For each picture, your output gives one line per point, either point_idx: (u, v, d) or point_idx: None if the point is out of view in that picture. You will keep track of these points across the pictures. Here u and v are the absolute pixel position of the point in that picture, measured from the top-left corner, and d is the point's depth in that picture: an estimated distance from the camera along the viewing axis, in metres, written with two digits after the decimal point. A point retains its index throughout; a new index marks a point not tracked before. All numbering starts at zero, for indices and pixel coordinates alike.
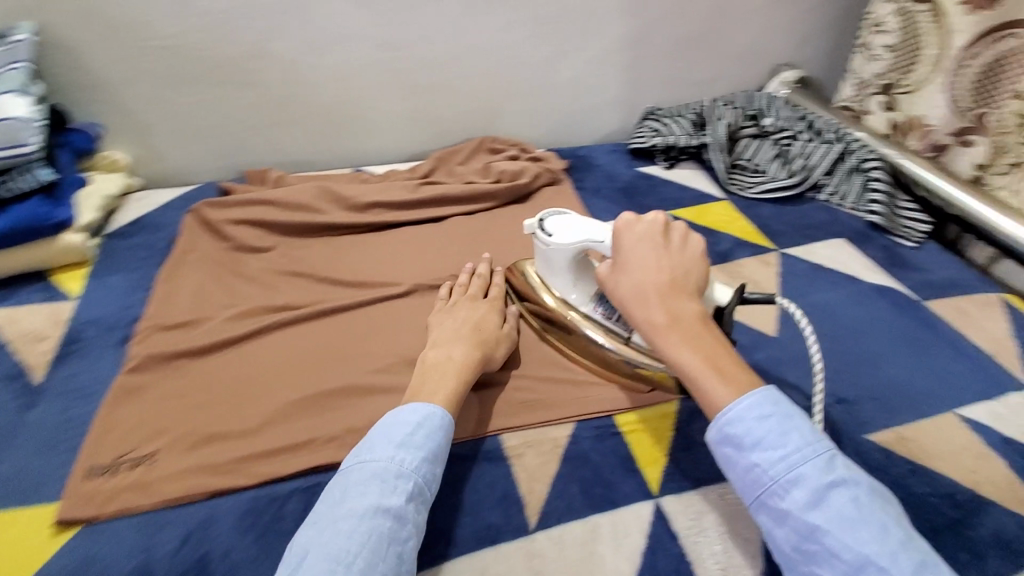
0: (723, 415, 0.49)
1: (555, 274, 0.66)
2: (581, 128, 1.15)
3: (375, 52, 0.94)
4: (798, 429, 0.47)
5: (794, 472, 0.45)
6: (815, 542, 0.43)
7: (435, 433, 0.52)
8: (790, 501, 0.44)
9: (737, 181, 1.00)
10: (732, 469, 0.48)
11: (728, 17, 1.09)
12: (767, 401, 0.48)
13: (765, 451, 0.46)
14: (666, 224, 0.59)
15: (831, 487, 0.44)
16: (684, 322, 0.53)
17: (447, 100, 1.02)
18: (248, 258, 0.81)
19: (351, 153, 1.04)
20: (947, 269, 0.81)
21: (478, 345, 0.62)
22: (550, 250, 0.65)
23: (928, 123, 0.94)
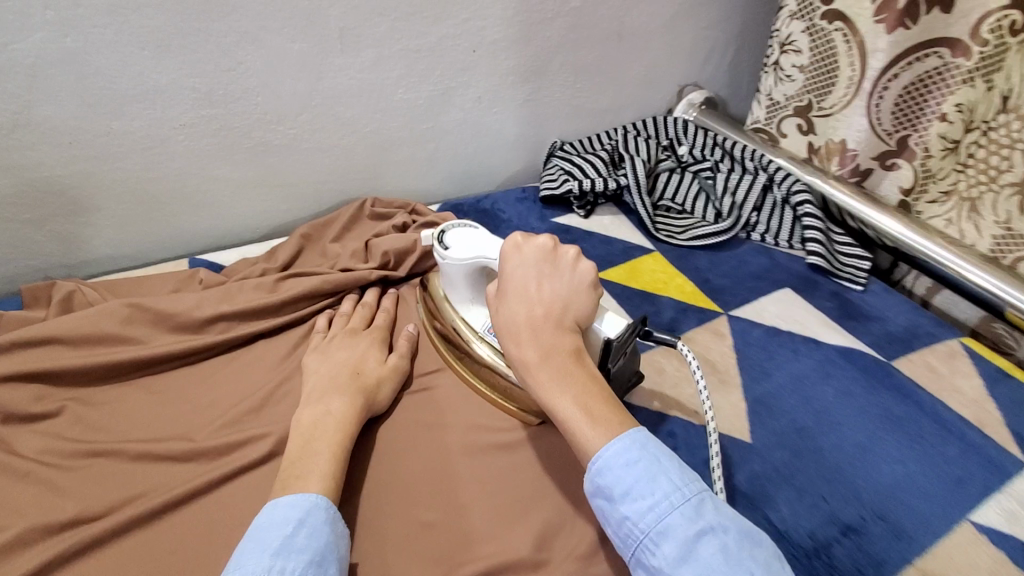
0: (592, 464, 0.43)
1: (455, 290, 0.63)
2: (480, 174, 0.97)
3: (197, 111, 0.71)
4: (670, 474, 0.42)
5: (663, 525, 0.39)
6: None
7: (319, 528, 0.42)
8: (659, 558, 0.39)
9: (664, 226, 0.87)
10: (608, 525, 0.43)
11: (628, 39, 0.97)
12: (638, 443, 0.42)
13: (634, 502, 0.40)
14: (558, 248, 0.53)
15: (701, 538, 0.39)
16: (554, 360, 0.47)
17: (308, 160, 0.81)
18: (17, 434, 0.55)
19: (187, 237, 0.80)
20: (902, 316, 0.73)
21: (363, 391, 0.57)
22: (446, 265, 0.61)
23: (848, 146, 0.87)
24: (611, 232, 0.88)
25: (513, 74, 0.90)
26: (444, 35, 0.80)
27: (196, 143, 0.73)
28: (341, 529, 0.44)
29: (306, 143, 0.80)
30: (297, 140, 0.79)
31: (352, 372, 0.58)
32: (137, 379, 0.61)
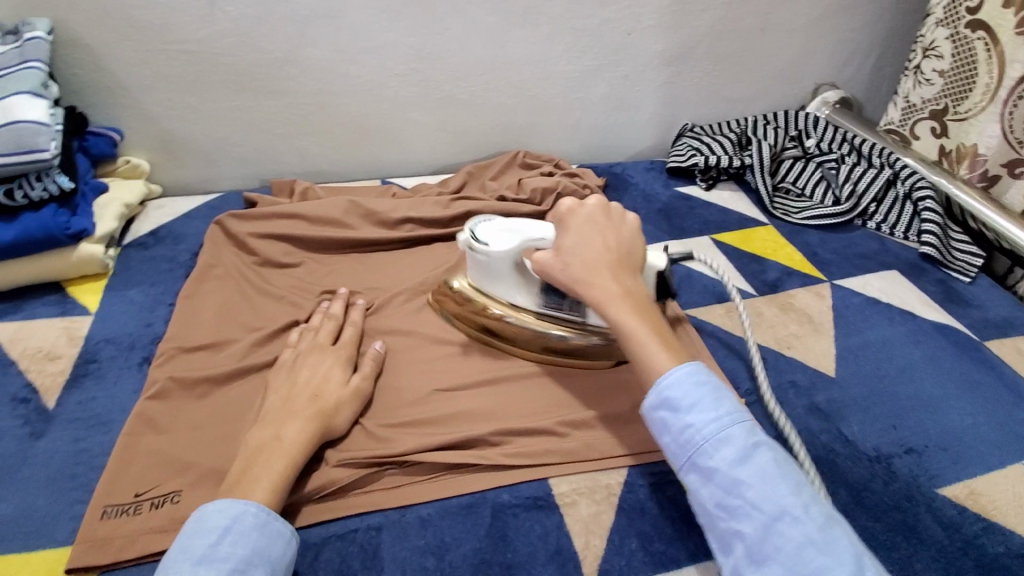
0: (662, 380, 0.50)
1: (495, 280, 0.65)
2: (614, 144, 1.10)
3: (407, 64, 0.90)
4: (727, 399, 0.49)
5: (724, 434, 0.47)
6: (736, 497, 0.45)
7: (246, 534, 0.45)
8: (718, 459, 0.46)
9: (780, 206, 0.96)
10: (665, 433, 0.49)
11: (770, 36, 1.06)
12: (701, 371, 0.50)
13: (700, 412, 0.48)
14: (606, 206, 0.62)
15: (757, 450, 0.46)
16: (633, 297, 0.56)
17: (480, 113, 0.99)
18: (274, 274, 0.77)
19: (379, 166, 1.00)
20: (1005, 307, 0.77)
21: (319, 417, 0.55)
22: (491, 259, 0.64)
23: (979, 151, 0.89)
24: (730, 204, 0.98)
25: (658, 58, 1.02)
26: (606, 19, 0.95)
27: (401, 90, 0.93)
28: (277, 527, 0.47)
29: (481, 98, 0.97)
30: (474, 96, 0.97)
31: (311, 395, 0.56)
32: (349, 253, 0.81)
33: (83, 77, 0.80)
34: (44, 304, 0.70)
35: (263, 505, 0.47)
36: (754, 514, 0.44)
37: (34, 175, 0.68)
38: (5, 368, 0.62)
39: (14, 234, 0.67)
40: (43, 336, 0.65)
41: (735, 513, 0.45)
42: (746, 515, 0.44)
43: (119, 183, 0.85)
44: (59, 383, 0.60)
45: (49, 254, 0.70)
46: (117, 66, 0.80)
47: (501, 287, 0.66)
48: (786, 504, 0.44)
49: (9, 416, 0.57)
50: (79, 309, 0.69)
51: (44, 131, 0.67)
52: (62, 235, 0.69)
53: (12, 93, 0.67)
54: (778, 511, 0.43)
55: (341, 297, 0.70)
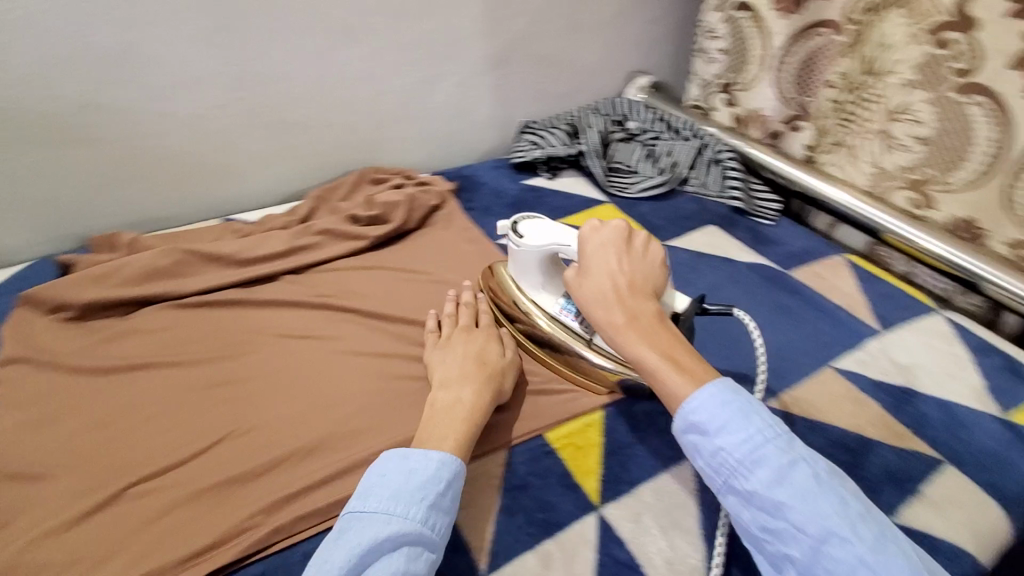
0: (684, 407, 0.49)
1: (526, 274, 0.66)
2: (460, 150, 1.15)
3: (228, 93, 0.87)
4: (760, 417, 0.48)
5: (757, 455, 0.46)
6: (781, 519, 0.44)
7: (432, 482, 0.48)
8: (754, 481, 0.46)
9: (614, 183, 1.05)
10: (698, 457, 0.49)
11: (582, 34, 1.16)
12: (727, 390, 0.49)
13: (730, 436, 0.47)
14: (630, 231, 0.60)
15: (792, 467, 0.45)
16: (641, 322, 0.54)
17: (317, 136, 0.98)
18: (104, 337, 0.69)
19: (219, 204, 0.95)
20: (800, 241, 0.92)
21: (493, 380, 0.59)
22: (521, 252, 0.65)
23: (763, 113, 1.07)
24: (571, 189, 1.05)
25: (486, 62, 1.07)
26: (427, 29, 0.98)
27: (226, 121, 0.89)
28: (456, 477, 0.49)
29: (315, 120, 0.96)
30: (308, 119, 0.95)
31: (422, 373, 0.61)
32: (216, 298, 0.75)
33: None
34: None
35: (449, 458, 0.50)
36: (802, 536, 0.43)
37: None
38: None
39: None
40: None
41: (781, 536, 0.44)
42: (792, 538, 0.44)
43: None
44: None
45: None
46: None
47: (522, 280, 0.68)
48: (829, 524, 0.43)
49: None
50: None
51: None
52: None
53: None
54: (824, 532, 0.43)
55: (466, 286, 0.72)
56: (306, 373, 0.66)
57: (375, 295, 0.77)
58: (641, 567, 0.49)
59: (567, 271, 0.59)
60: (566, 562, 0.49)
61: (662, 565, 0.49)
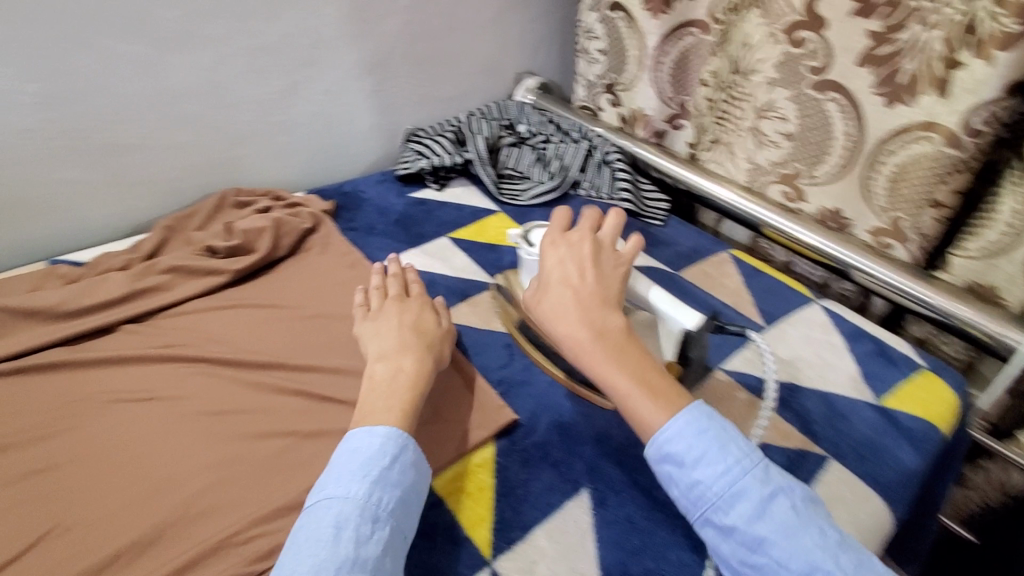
0: (659, 437, 0.48)
1: (538, 281, 0.67)
2: (341, 163, 1.06)
3: (37, 115, 0.74)
4: (735, 444, 0.47)
5: (735, 487, 0.45)
6: (762, 553, 0.43)
7: (407, 464, 0.48)
8: (734, 515, 0.45)
9: (504, 191, 1.01)
10: (674, 488, 0.48)
11: (462, 35, 1.11)
12: (703, 417, 0.48)
13: (707, 467, 0.46)
14: (591, 236, 0.58)
15: (775, 497, 0.45)
16: (610, 336, 0.51)
17: (164, 159, 0.86)
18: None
19: (44, 242, 0.82)
20: (690, 240, 0.93)
21: (427, 350, 0.59)
22: (532, 261, 0.66)
23: (646, 113, 1.07)
24: (460, 200, 1.00)
25: (358, 67, 0.99)
26: (282, 33, 0.88)
27: (39, 147, 0.76)
28: (422, 463, 0.51)
29: (158, 138, 0.84)
30: (145, 138, 0.83)
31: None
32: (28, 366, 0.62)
33: None
34: None
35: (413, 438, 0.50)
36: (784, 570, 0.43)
37: None
38: None
39: None
40: None
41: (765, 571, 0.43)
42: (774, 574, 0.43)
43: None
44: None
45: None
46: None
47: (532, 286, 0.70)
48: (812, 557, 0.42)
49: None
50: None
51: None
52: None
53: None
54: (808, 567, 0.42)
55: (394, 261, 0.72)
56: (141, 449, 0.56)
57: (237, 340, 0.68)
58: None
59: (530, 289, 0.56)
60: None
61: None
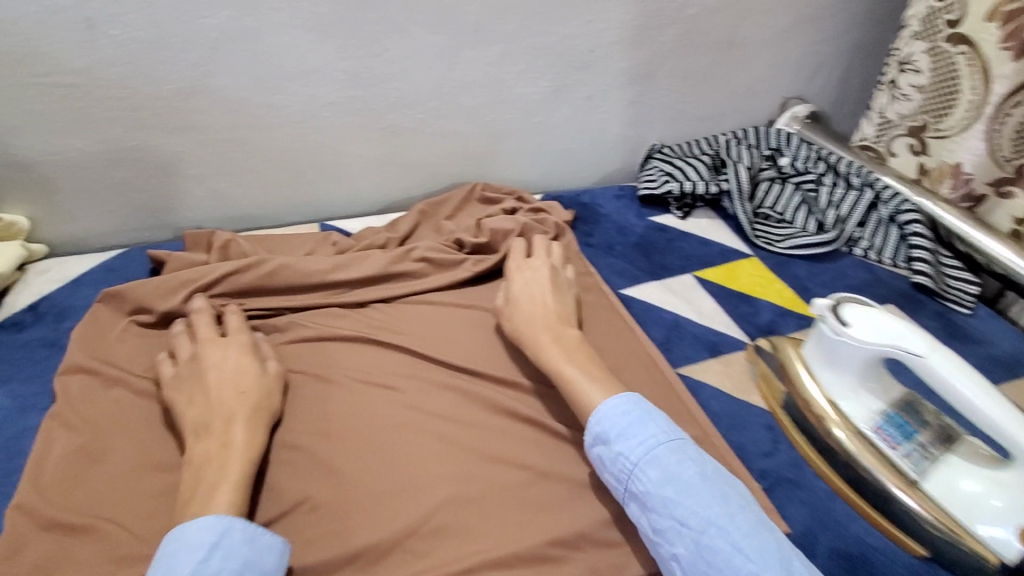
0: (593, 417, 0.51)
1: (839, 366, 0.55)
2: (579, 171, 1.02)
3: (342, 91, 0.78)
4: (658, 424, 0.49)
5: (650, 456, 0.47)
6: (666, 518, 0.44)
7: (235, 550, 0.41)
8: (646, 482, 0.46)
9: (761, 233, 0.88)
10: (603, 469, 0.49)
11: (739, 51, 0.99)
12: (632, 401, 0.50)
13: (627, 441, 0.48)
14: (531, 261, 0.69)
15: (682, 468, 0.46)
16: (564, 346, 0.58)
17: (428, 144, 0.88)
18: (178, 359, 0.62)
19: (315, 205, 0.88)
20: (1011, 343, 0.73)
21: (561, 324, 0.61)
22: (841, 342, 0.54)
23: (961, 168, 0.87)
24: (707, 234, 0.89)
25: (624, 75, 0.93)
26: (565, 34, 0.85)
27: (335, 117, 0.80)
28: (268, 542, 0.43)
29: (430, 126, 0.86)
30: (420, 123, 0.85)
31: (239, 393, 0.53)
32: (300, 325, 0.66)
33: None
34: None
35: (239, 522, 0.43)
36: (684, 533, 0.43)
37: None
38: None
39: None
40: None
41: (668, 536, 0.44)
42: (676, 536, 0.43)
43: None
44: None
45: None
46: None
47: (824, 368, 0.57)
48: (710, 517, 0.43)
49: None
50: None
51: None
52: None
53: None
54: (704, 525, 0.42)
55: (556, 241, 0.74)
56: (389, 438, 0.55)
57: (479, 344, 0.66)
58: None
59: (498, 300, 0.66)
60: None
61: None
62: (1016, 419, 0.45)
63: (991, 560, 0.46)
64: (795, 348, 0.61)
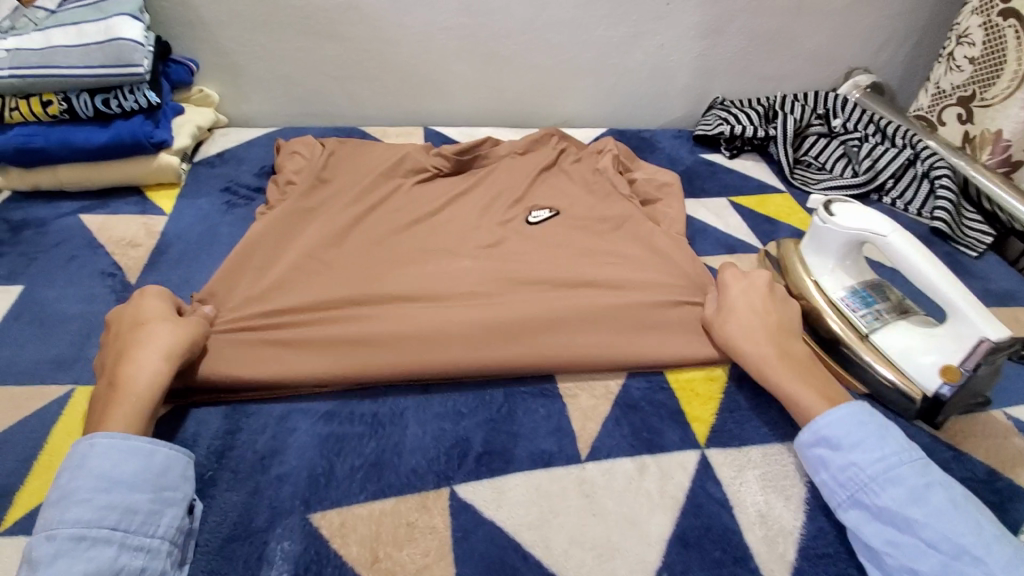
0: (814, 423, 0.53)
1: (822, 250, 0.68)
2: (644, 114, 1.16)
3: (456, 18, 0.97)
4: (894, 440, 0.51)
5: (890, 473, 0.49)
6: (909, 533, 0.46)
7: (121, 466, 0.45)
8: (885, 497, 0.48)
9: (798, 176, 1.00)
10: (823, 471, 0.51)
11: (806, 16, 1.09)
12: (864, 411, 0.53)
13: (864, 453, 0.50)
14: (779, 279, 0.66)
15: (927, 488, 0.48)
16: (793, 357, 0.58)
17: (519, 73, 1.06)
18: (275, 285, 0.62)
19: (423, 114, 1.08)
20: (1010, 281, 0.84)
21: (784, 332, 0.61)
22: (826, 229, 0.67)
23: (1001, 135, 0.95)
24: (750, 171, 1.02)
25: (695, 29, 1.07)
26: None
27: (450, 41, 1.00)
28: (151, 455, 0.47)
29: (523, 57, 1.04)
30: (515, 53, 1.03)
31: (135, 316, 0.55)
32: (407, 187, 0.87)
33: (169, 10, 0.90)
34: (126, 203, 0.79)
35: (107, 439, 0.46)
36: (932, 551, 0.45)
37: (127, 89, 0.77)
38: (94, 250, 0.71)
39: (110, 138, 0.76)
40: (121, 227, 0.76)
41: (909, 551, 0.45)
42: (923, 553, 0.45)
43: (193, 109, 0.94)
44: (138, 264, 0.70)
45: (137, 159, 0.80)
46: (199, 2, 0.90)
47: (813, 255, 0.70)
48: (962, 541, 0.44)
49: (99, 286, 0.67)
50: (156, 210, 0.79)
51: (139, 49, 0.75)
52: (148, 142, 0.78)
53: (115, 14, 0.76)
54: (956, 549, 0.44)
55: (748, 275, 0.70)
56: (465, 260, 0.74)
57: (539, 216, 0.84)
58: (733, 508, 0.51)
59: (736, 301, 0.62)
60: (661, 477, 0.53)
61: (755, 514, 0.51)
62: (947, 281, 0.59)
63: (916, 398, 0.60)
64: (793, 246, 0.74)
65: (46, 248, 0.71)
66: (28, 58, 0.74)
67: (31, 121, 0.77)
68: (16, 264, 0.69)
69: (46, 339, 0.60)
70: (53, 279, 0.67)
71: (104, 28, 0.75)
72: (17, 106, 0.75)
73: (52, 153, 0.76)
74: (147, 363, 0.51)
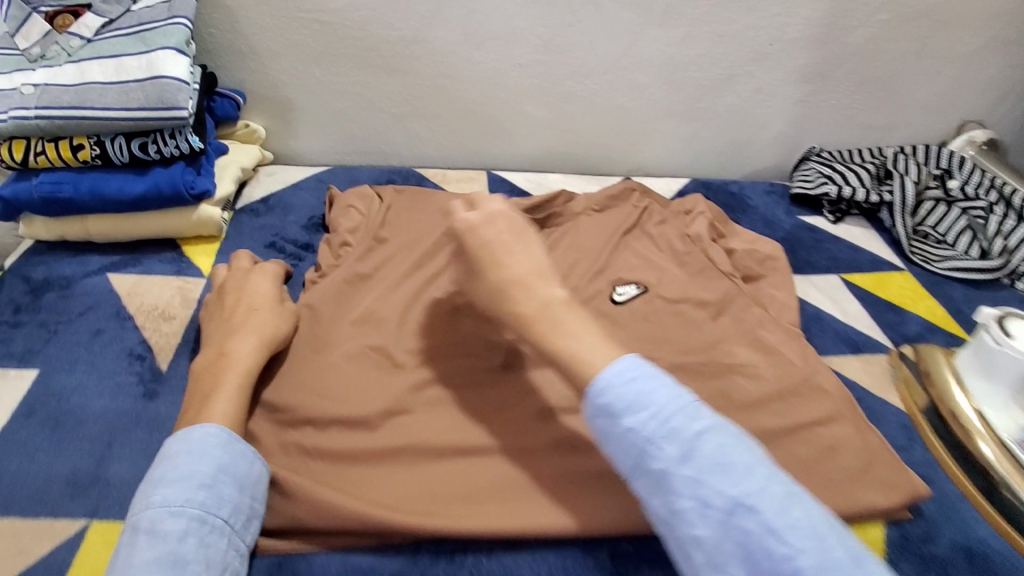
0: (597, 386, 0.44)
1: (993, 376, 0.60)
2: (730, 163, 1.04)
3: (533, 54, 0.86)
4: (663, 388, 0.43)
5: (667, 427, 0.41)
6: (695, 497, 0.39)
7: (217, 458, 0.45)
8: (663, 461, 0.40)
9: (917, 251, 0.87)
10: (609, 443, 0.43)
11: (926, 62, 0.96)
12: (632, 364, 0.44)
13: (636, 415, 0.41)
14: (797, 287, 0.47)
15: (731, 445, 0.40)
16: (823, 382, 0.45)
17: (595, 116, 0.95)
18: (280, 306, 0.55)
19: (485, 156, 0.98)
20: None
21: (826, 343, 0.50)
22: (1004, 352, 0.59)
23: None
24: (859, 241, 0.89)
25: (799, 73, 0.94)
26: (750, 25, 0.87)
27: (523, 79, 0.89)
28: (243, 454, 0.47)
29: (602, 98, 0.93)
30: (594, 93, 0.92)
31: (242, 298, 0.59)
32: None
33: (218, 37, 0.80)
34: (161, 261, 0.70)
35: (216, 429, 0.46)
36: (726, 512, 0.38)
37: (168, 131, 0.68)
38: (122, 323, 0.62)
39: (146, 189, 0.67)
40: (155, 293, 0.66)
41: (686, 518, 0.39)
42: (715, 516, 0.39)
43: (238, 146, 0.85)
44: (171, 344, 0.60)
45: (175, 211, 0.70)
46: (252, 29, 0.80)
47: (976, 377, 0.61)
48: (741, 494, 0.38)
49: (126, 373, 0.57)
50: (193, 270, 0.69)
51: (183, 89, 0.65)
52: (188, 194, 0.69)
53: (159, 47, 0.66)
54: (733, 504, 0.38)
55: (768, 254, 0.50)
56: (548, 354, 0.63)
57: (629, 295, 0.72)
58: None
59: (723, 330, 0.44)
60: None
61: None
62: None
63: None
64: (942, 359, 0.65)
65: (69, 319, 0.62)
66: (59, 95, 0.64)
67: (60, 166, 0.68)
68: (34, 339, 0.59)
69: (60, 448, 0.50)
70: (74, 363, 0.57)
71: (145, 64, 0.65)
72: (44, 149, 0.66)
73: (81, 203, 0.67)
74: (245, 349, 0.53)
